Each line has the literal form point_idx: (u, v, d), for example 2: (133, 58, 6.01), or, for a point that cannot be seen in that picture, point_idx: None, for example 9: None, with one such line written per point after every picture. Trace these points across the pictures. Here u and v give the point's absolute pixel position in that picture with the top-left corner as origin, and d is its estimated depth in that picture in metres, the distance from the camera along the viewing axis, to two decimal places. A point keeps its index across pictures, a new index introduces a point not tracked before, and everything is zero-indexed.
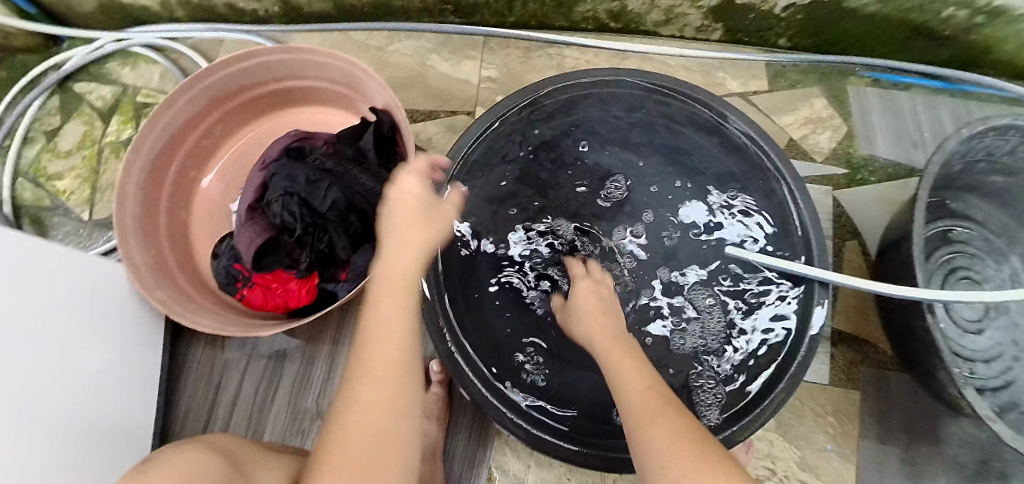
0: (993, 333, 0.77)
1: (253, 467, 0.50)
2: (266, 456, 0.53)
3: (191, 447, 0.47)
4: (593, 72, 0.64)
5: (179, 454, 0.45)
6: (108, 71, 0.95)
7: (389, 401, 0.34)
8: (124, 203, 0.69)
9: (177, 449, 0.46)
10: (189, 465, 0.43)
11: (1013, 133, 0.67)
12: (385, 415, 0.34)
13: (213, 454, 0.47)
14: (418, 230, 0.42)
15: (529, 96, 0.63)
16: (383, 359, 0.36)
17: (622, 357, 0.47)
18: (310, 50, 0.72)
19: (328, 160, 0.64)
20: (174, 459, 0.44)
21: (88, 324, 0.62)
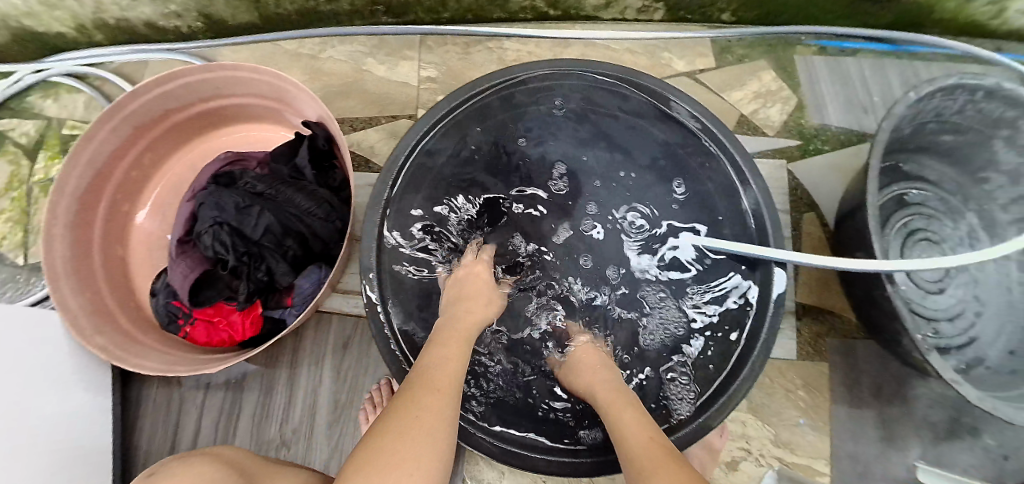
0: (954, 290, 0.75)
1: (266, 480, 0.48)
2: (279, 471, 0.51)
3: (197, 461, 0.46)
4: (529, 66, 0.61)
5: (182, 470, 0.44)
6: (29, 105, 0.89)
7: (437, 419, 0.39)
8: (51, 248, 0.64)
9: (182, 464, 0.45)
10: None
11: (961, 92, 0.65)
12: (429, 429, 0.38)
13: (223, 469, 0.45)
14: (481, 302, 0.56)
15: (467, 95, 0.61)
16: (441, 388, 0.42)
17: (623, 398, 0.48)
18: (233, 67, 0.68)
19: (259, 183, 0.62)
20: (178, 476, 0.43)
21: (27, 375, 0.58)
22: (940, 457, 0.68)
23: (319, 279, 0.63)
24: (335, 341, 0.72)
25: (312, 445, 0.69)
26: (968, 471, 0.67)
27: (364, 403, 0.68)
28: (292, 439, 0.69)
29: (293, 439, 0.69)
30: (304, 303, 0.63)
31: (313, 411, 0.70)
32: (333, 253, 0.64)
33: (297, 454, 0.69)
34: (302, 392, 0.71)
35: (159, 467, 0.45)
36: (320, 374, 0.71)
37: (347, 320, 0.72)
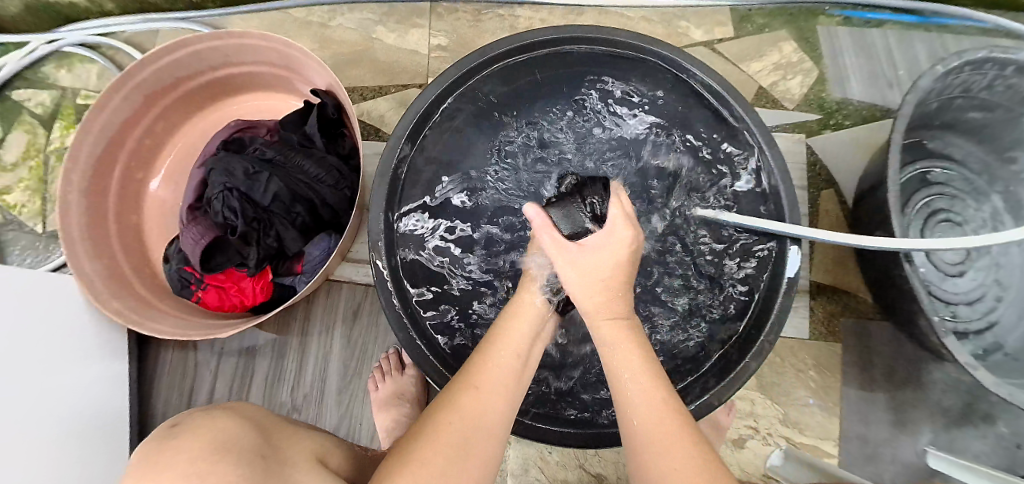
0: (974, 274, 0.73)
1: (284, 443, 0.43)
2: (296, 434, 0.47)
3: (218, 413, 0.38)
4: (507, 42, 0.56)
5: (206, 421, 0.35)
6: (44, 75, 0.89)
7: (486, 421, 0.36)
8: (67, 215, 0.65)
9: (204, 415, 0.36)
10: (220, 433, 0.34)
11: (991, 66, 0.61)
12: (476, 433, 0.36)
13: (244, 425, 0.38)
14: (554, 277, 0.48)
15: (462, 70, 0.56)
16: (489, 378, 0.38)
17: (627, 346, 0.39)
18: (241, 34, 0.67)
19: (268, 150, 0.63)
20: (204, 429, 0.33)
21: (53, 344, 0.60)
22: (953, 441, 0.67)
23: (327, 247, 0.65)
24: (345, 309, 0.73)
25: (323, 409, 0.71)
26: (979, 458, 0.66)
27: (373, 371, 0.70)
28: (303, 404, 0.71)
29: (304, 404, 0.71)
30: (314, 270, 0.65)
31: (324, 378, 0.72)
32: (343, 222, 0.66)
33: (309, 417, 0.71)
34: (312, 359, 0.72)
35: (180, 419, 0.36)
36: (330, 340, 0.72)
37: (356, 289, 0.73)
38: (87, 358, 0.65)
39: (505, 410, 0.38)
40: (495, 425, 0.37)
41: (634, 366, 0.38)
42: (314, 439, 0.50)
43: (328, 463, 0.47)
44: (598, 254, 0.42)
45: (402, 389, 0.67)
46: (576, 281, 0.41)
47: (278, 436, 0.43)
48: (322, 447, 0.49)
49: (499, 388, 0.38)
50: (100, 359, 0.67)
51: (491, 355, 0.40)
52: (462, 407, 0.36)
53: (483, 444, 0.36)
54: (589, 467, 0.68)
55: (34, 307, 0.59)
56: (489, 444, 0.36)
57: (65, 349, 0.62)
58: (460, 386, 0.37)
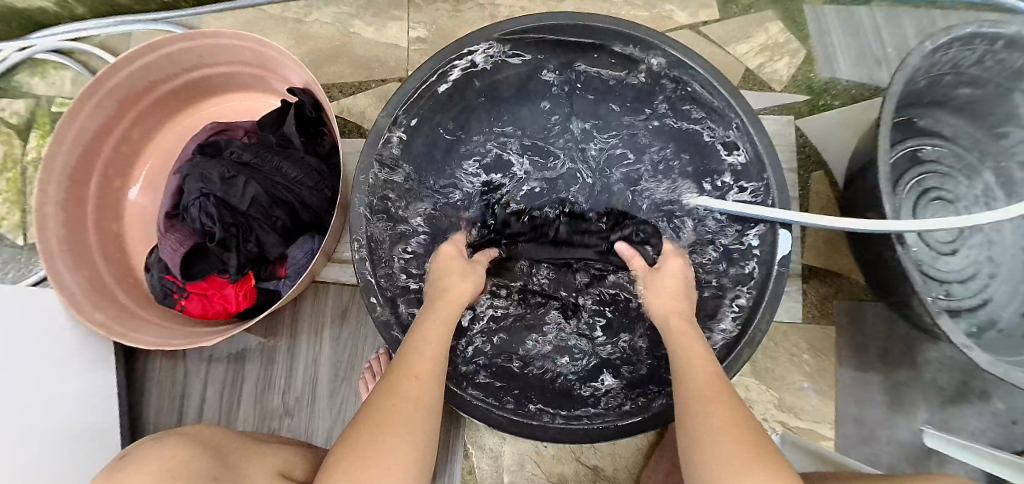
0: (968, 251, 0.73)
1: (240, 463, 0.46)
2: (258, 449, 0.51)
3: (171, 441, 0.43)
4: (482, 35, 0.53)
5: (156, 450, 0.40)
6: (17, 84, 0.87)
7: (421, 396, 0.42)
8: (44, 227, 0.64)
9: (154, 443, 0.42)
10: (165, 465, 0.38)
11: (980, 41, 0.60)
12: (414, 412, 0.40)
13: (195, 452, 0.42)
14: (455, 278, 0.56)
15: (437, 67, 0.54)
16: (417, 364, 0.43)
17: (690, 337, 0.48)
18: (213, 33, 0.65)
19: (245, 153, 0.61)
20: (156, 456, 0.39)
21: (33, 359, 0.59)
22: (948, 419, 0.67)
23: (312, 248, 0.63)
24: (334, 310, 0.72)
25: (315, 413, 0.70)
26: (975, 435, 0.66)
27: (364, 372, 0.69)
28: (295, 408, 0.70)
29: (296, 408, 0.70)
30: (297, 273, 0.64)
31: (315, 381, 0.71)
32: (326, 223, 0.65)
33: (301, 422, 0.70)
34: (302, 362, 0.71)
35: (130, 448, 0.41)
36: (320, 343, 0.72)
37: (344, 289, 0.72)
38: (72, 372, 0.64)
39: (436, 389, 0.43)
40: (430, 402, 0.42)
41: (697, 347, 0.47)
42: (277, 453, 0.51)
43: (292, 475, 0.49)
44: (662, 280, 0.57)
45: None
46: (659, 303, 0.55)
47: (235, 453, 0.47)
48: (289, 460, 0.51)
49: (430, 371, 0.43)
50: (85, 371, 0.66)
51: (413, 345, 0.45)
52: (402, 394, 0.41)
53: (422, 419, 0.40)
54: (585, 460, 0.67)
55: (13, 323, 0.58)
56: (427, 420, 0.41)
57: (47, 364, 0.61)
58: (399, 375, 0.42)
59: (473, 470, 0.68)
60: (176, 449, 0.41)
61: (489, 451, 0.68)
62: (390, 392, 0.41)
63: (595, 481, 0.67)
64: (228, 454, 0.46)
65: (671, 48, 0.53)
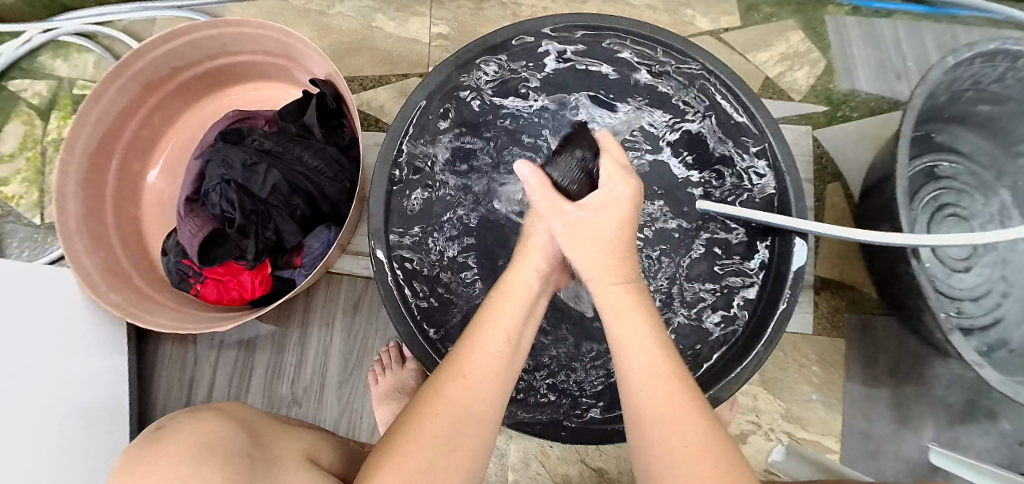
0: (981, 269, 0.72)
1: (269, 441, 0.45)
2: (284, 431, 0.50)
3: (203, 415, 0.42)
4: (500, 32, 0.53)
5: (192, 424, 0.39)
6: (40, 65, 0.88)
7: (474, 399, 0.36)
8: (64, 206, 0.65)
9: (190, 416, 0.41)
10: (201, 436, 0.37)
11: (1002, 58, 0.60)
12: (466, 415, 0.36)
13: (229, 426, 0.41)
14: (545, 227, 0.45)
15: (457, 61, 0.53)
16: (478, 360, 0.38)
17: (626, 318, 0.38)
18: (240, 21, 0.66)
19: (266, 141, 0.62)
20: (188, 428, 0.38)
21: (52, 341, 0.60)
22: (955, 437, 0.66)
23: (327, 239, 0.64)
24: (345, 302, 0.72)
25: (322, 404, 0.71)
26: (982, 455, 0.66)
27: (373, 364, 0.69)
28: (303, 397, 0.71)
29: (304, 398, 0.71)
30: (313, 263, 0.65)
31: (324, 370, 0.71)
32: (343, 214, 0.65)
33: (309, 410, 0.70)
34: (313, 350, 0.72)
35: (164, 419, 0.40)
36: (330, 334, 0.72)
37: (357, 280, 0.73)
38: (87, 355, 0.65)
39: (494, 393, 0.38)
40: (484, 411, 0.37)
41: (639, 331, 0.37)
42: (303, 438, 0.51)
43: (319, 461, 0.48)
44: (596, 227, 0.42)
45: (403, 381, 0.66)
46: (579, 247, 0.42)
47: (266, 432, 0.47)
48: (313, 445, 0.50)
49: (484, 374, 0.38)
50: (101, 356, 0.67)
51: (482, 335, 0.40)
52: (451, 394, 0.36)
53: (472, 433, 0.36)
54: (589, 461, 0.67)
55: (37, 305, 0.59)
56: (477, 433, 0.36)
57: (65, 345, 0.62)
58: (452, 371, 0.38)
59: None
60: (213, 423, 0.40)
61: (494, 448, 0.68)
62: (435, 398, 0.36)
63: None
64: (259, 432, 0.45)
65: (693, 50, 0.52)
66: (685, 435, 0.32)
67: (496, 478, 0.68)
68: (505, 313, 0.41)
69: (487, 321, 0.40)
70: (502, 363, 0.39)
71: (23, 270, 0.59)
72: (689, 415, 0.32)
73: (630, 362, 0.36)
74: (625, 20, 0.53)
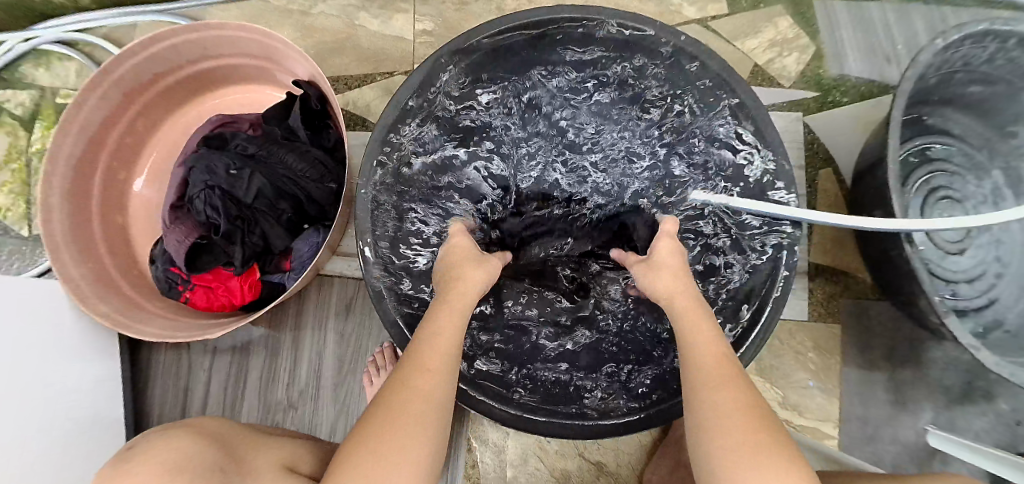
0: (975, 251, 0.72)
1: (244, 453, 0.46)
2: (263, 444, 0.50)
3: (174, 433, 0.43)
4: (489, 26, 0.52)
5: (164, 443, 0.40)
6: (22, 75, 0.86)
7: (431, 392, 0.40)
8: (49, 217, 0.64)
9: (162, 436, 0.42)
10: (169, 456, 0.38)
11: (991, 38, 0.59)
12: (422, 406, 0.39)
13: (201, 441, 0.43)
14: (471, 267, 0.52)
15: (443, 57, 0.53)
16: (434, 356, 0.42)
17: (694, 312, 0.45)
18: (220, 24, 0.65)
19: (250, 145, 0.61)
20: (156, 447, 0.39)
21: (43, 353, 0.59)
22: (952, 419, 0.66)
23: (316, 242, 0.64)
24: (338, 303, 0.72)
25: (318, 407, 0.70)
26: (980, 436, 0.66)
27: (367, 365, 0.69)
28: (299, 401, 0.71)
29: (300, 401, 0.71)
30: (303, 266, 0.64)
31: (319, 373, 0.71)
32: (331, 216, 0.65)
33: (305, 414, 0.70)
34: (307, 355, 0.71)
35: (135, 441, 0.41)
36: (323, 336, 0.71)
37: (349, 283, 0.72)
38: (80, 365, 0.65)
39: (450, 388, 0.42)
40: (440, 399, 0.41)
41: (704, 328, 0.43)
42: (283, 446, 0.52)
43: (299, 470, 0.49)
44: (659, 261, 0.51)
45: None
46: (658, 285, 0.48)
47: (241, 445, 0.48)
48: (295, 453, 0.51)
49: (442, 367, 0.42)
50: (94, 367, 0.67)
51: (433, 334, 0.44)
52: (411, 386, 0.40)
53: (433, 417, 0.40)
54: (588, 455, 0.67)
55: (25, 317, 0.59)
56: (439, 417, 0.40)
57: (55, 356, 0.61)
58: (411, 367, 0.41)
59: (476, 465, 0.68)
60: (183, 442, 0.41)
61: (492, 446, 0.68)
62: (404, 390, 0.40)
63: (598, 477, 0.67)
64: (233, 445, 0.46)
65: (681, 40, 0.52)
66: (738, 406, 0.37)
67: (495, 475, 0.68)
68: (456, 318, 0.46)
69: (437, 326, 0.44)
70: (454, 360, 0.43)
71: (11, 282, 0.59)
72: (743, 394, 0.38)
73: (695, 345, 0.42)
74: (614, 12, 0.52)
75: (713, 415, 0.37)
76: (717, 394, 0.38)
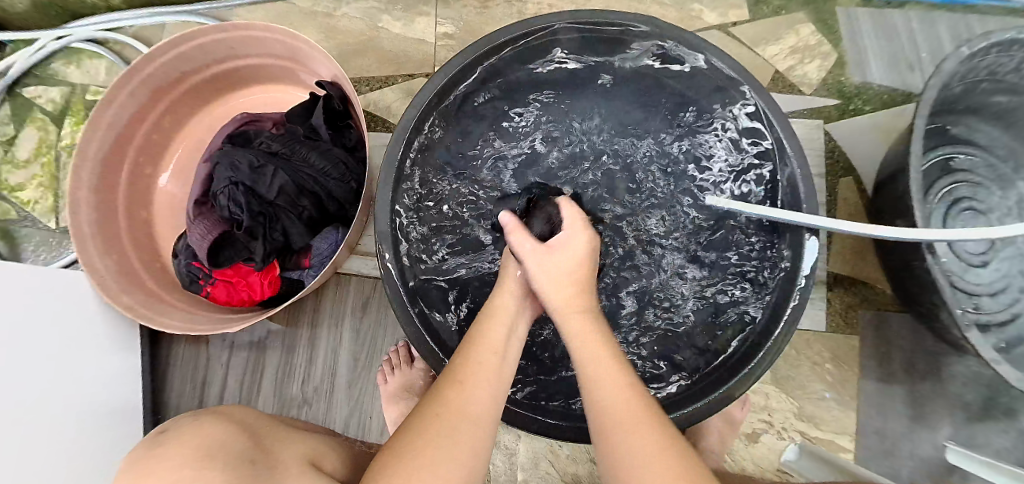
0: (999, 264, 0.71)
1: (271, 441, 0.47)
2: (287, 435, 0.51)
3: (202, 419, 0.43)
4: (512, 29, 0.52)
5: (194, 429, 0.41)
6: (54, 72, 0.89)
7: (477, 405, 0.37)
8: (77, 210, 0.66)
9: (192, 422, 0.42)
10: (201, 441, 0.39)
11: (1019, 47, 0.58)
12: (466, 416, 0.36)
13: (229, 428, 0.43)
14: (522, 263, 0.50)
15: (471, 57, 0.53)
16: (474, 368, 0.39)
17: (592, 335, 0.40)
18: (247, 25, 0.67)
19: (274, 143, 0.62)
20: (189, 434, 0.39)
21: (65, 342, 0.61)
22: (972, 436, 0.65)
23: (336, 240, 0.65)
24: (354, 301, 0.73)
25: (333, 403, 0.71)
26: (1001, 453, 0.64)
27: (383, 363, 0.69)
28: (313, 396, 0.72)
29: (314, 397, 0.72)
30: (321, 263, 0.66)
31: (333, 370, 0.72)
32: (350, 214, 0.66)
33: (319, 410, 0.71)
34: (322, 351, 0.72)
35: (169, 425, 0.42)
36: (339, 334, 0.72)
37: (366, 281, 0.73)
38: (100, 355, 0.66)
39: (493, 399, 0.38)
40: (484, 414, 0.37)
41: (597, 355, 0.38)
42: (307, 441, 0.52)
43: (321, 466, 0.49)
44: (552, 263, 0.45)
45: (411, 380, 0.66)
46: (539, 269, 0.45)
47: (269, 435, 0.48)
48: (318, 449, 0.51)
49: (482, 379, 0.38)
50: (114, 357, 0.68)
51: (477, 348, 0.41)
52: (454, 398, 0.37)
53: (473, 433, 0.35)
54: (599, 461, 0.67)
55: (51, 306, 0.60)
56: (479, 433, 0.36)
57: (78, 345, 0.63)
58: (446, 379, 0.38)
59: (487, 466, 0.68)
60: (215, 429, 0.41)
61: (504, 448, 0.68)
62: (442, 400, 0.37)
63: None
64: (262, 435, 0.47)
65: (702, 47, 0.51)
66: (626, 411, 0.34)
67: (506, 477, 0.68)
68: (499, 325, 0.43)
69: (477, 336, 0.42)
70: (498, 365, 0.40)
71: (39, 271, 0.61)
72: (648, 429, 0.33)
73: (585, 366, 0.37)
74: (627, 13, 0.51)
75: (616, 437, 0.33)
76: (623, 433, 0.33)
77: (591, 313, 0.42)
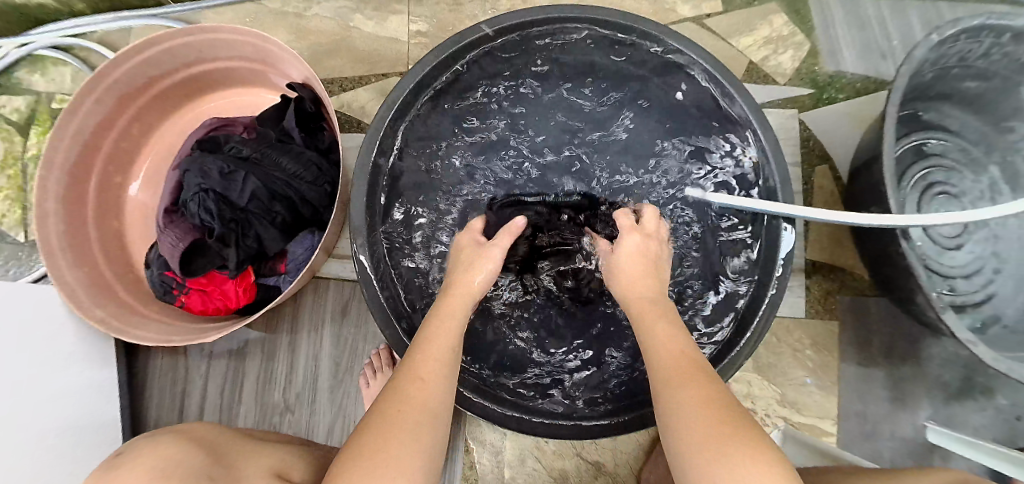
0: (973, 246, 0.72)
1: (237, 457, 0.46)
2: (254, 446, 0.51)
3: (164, 438, 0.43)
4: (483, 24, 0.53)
5: (150, 449, 0.40)
6: (17, 80, 0.86)
7: (428, 405, 0.38)
8: (45, 223, 0.64)
9: (149, 442, 0.41)
10: (160, 463, 0.38)
11: (987, 33, 0.59)
12: (419, 414, 0.37)
13: (190, 447, 0.43)
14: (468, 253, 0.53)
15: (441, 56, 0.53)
16: (427, 365, 0.41)
17: (655, 317, 0.43)
18: (214, 27, 0.65)
19: (245, 147, 0.61)
20: (145, 457, 0.38)
21: (37, 356, 0.59)
22: (951, 416, 0.66)
23: (311, 244, 0.64)
24: (335, 306, 0.72)
25: (316, 410, 0.70)
26: (979, 432, 0.65)
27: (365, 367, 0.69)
28: (296, 404, 0.71)
29: (296, 404, 0.71)
30: (298, 269, 0.64)
31: (315, 377, 0.71)
32: (326, 218, 0.65)
33: (302, 418, 0.70)
34: (303, 357, 0.71)
35: (126, 446, 0.41)
36: (321, 339, 0.71)
37: (345, 285, 0.72)
38: (75, 368, 0.64)
39: (447, 395, 0.40)
40: (437, 407, 0.38)
41: (656, 326, 0.42)
42: (276, 455, 0.51)
43: (291, 478, 0.49)
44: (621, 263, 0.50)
45: None
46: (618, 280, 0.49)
47: (234, 450, 0.47)
48: (287, 461, 0.51)
49: (437, 375, 0.40)
50: (89, 370, 0.67)
51: (431, 341, 0.42)
52: (408, 396, 0.38)
53: (428, 428, 0.37)
54: (585, 456, 0.67)
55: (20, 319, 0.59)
56: (434, 429, 0.37)
57: (50, 359, 0.61)
58: (406, 376, 0.39)
59: (473, 466, 0.68)
60: (172, 447, 0.41)
61: (490, 447, 0.68)
62: (393, 398, 0.38)
63: (596, 477, 0.66)
64: (228, 452, 0.46)
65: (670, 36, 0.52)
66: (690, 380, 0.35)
67: (493, 476, 0.67)
68: (451, 315, 0.45)
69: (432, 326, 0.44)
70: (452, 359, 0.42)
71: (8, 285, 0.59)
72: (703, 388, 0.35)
73: (651, 342, 0.41)
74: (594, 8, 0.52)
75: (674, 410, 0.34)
76: (687, 384, 0.35)
77: (656, 298, 0.46)
